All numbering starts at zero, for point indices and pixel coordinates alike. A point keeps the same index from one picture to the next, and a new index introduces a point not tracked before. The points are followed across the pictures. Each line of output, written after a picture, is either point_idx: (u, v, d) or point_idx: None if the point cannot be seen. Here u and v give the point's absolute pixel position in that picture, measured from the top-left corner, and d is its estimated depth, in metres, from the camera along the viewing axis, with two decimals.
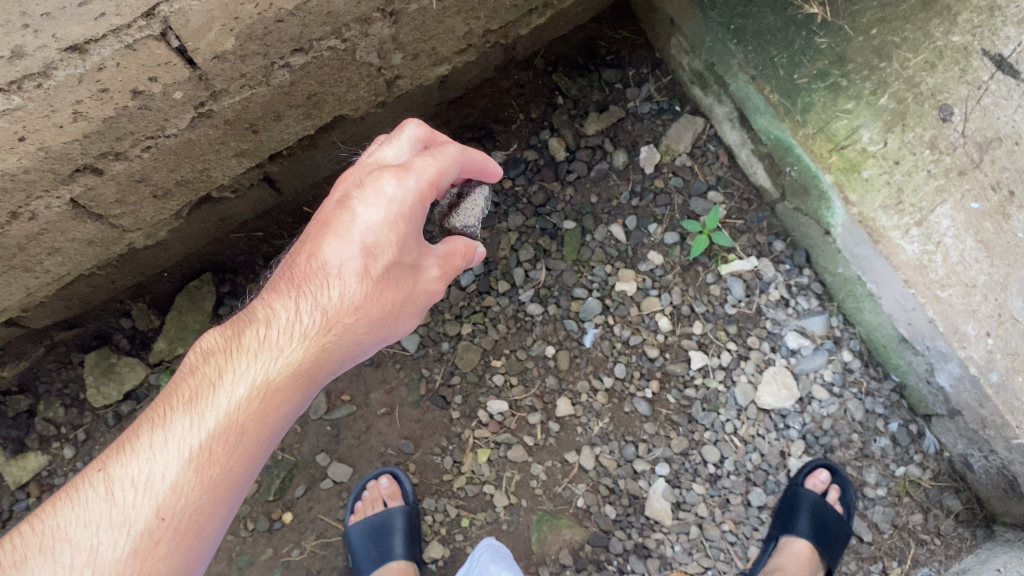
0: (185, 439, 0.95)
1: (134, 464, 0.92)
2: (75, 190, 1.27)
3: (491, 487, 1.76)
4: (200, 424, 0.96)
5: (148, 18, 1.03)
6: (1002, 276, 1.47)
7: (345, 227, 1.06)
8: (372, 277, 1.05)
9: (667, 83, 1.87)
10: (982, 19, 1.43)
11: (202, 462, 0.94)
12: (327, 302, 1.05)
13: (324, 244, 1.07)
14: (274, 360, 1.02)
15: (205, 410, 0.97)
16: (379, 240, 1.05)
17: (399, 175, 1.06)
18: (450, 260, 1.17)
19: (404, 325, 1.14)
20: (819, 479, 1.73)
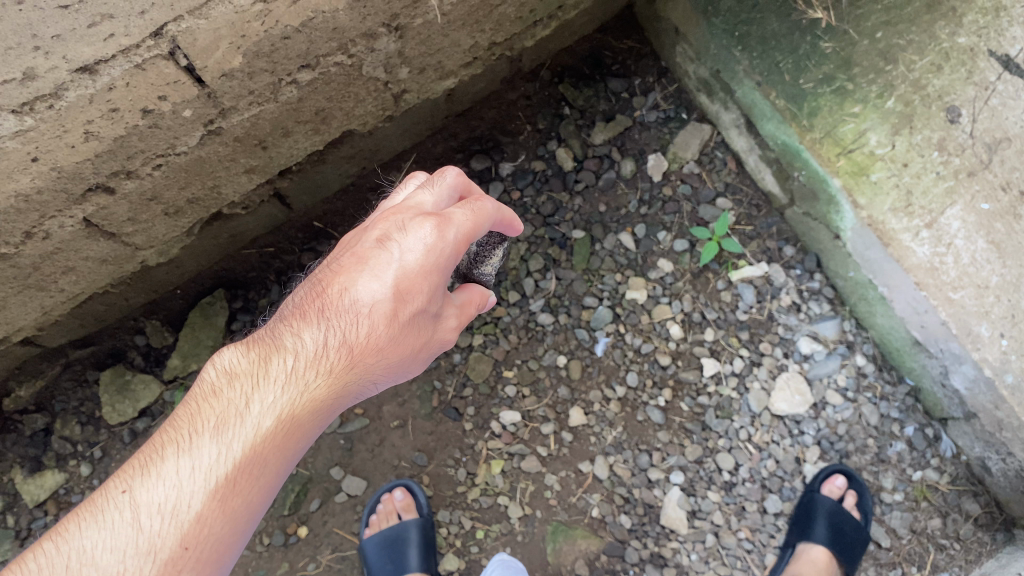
0: (210, 469, 0.95)
1: (161, 490, 0.93)
2: (87, 210, 1.29)
3: (505, 498, 1.76)
4: (226, 455, 0.96)
5: (156, 38, 1.05)
6: (1015, 277, 1.46)
7: (380, 266, 1.06)
8: (399, 321, 1.05)
9: (673, 91, 1.88)
10: (987, 20, 1.43)
11: (224, 493, 0.95)
12: (353, 341, 1.05)
13: (357, 280, 1.06)
14: (297, 395, 1.02)
15: (231, 441, 0.97)
16: (412, 286, 1.05)
17: (440, 226, 1.06)
18: (466, 309, 1.19)
19: (421, 365, 1.15)
20: (836, 485, 1.72)
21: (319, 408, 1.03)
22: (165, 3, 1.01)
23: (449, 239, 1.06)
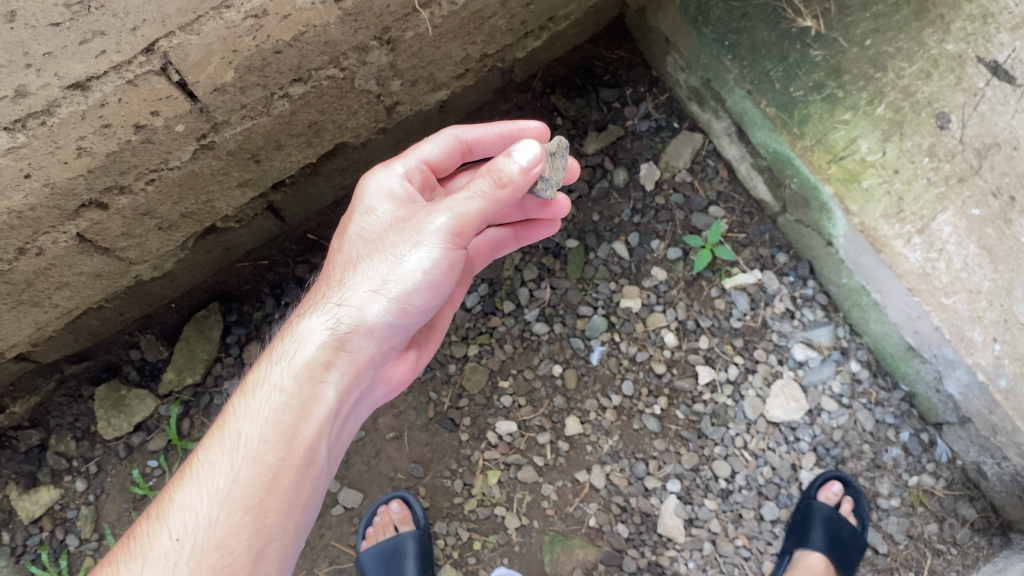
0: (231, 442, 1.07)
1: (194, 476, 1.05)
2: (81, 225, 1.29)
3: (502, 509, 1.76)
4: (243, 427, 1.09)
5: (148, 54, 1.05)
6: (1007, 281, 1.46)
7: (347, 244, 1.23)
8: (372, 258, 1.18)
9: (664, 100, 1.89)
10: (975, 27, 1.45)
11: (213, 436, 1.09)
12: (335, 300, 1.18)
13: (333, 267, 1.23)
14: (282, 341, 1.18)
15: (245, 416, 1.10)
16: (373, 234, 1.21)
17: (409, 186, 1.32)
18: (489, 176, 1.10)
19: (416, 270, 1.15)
20: (832, 492, 1.71)
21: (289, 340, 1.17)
22: (157, 19, 1.02)
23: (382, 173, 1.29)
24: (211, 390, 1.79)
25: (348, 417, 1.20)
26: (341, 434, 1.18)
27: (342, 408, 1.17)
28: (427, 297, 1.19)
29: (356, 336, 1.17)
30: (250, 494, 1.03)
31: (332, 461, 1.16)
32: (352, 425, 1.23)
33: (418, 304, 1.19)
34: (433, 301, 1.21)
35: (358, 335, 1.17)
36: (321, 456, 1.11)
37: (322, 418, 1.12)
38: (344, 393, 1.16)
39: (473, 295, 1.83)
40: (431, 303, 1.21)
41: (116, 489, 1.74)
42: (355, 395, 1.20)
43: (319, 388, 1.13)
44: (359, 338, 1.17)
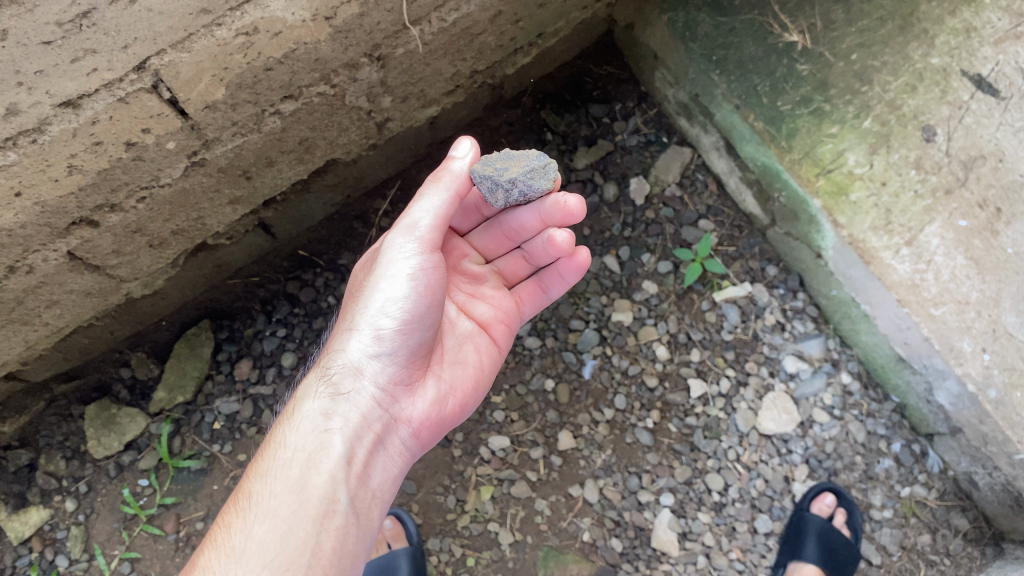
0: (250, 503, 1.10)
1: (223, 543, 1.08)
2: (72, 243, 1.28)
3: (495, 525, 1.75)
4: (259, 489, 1.12)
5: (139, 72, 1.06)
6: (994, 292, 1.48)
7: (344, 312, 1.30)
8: (352, 309, 1.24)
9: (653, 115, 1.90)
10: (958, 41, 1.49)
11: (233, 504, 1.12)
12: (329, 357, 1.23)
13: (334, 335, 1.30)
14: (291, 404, 1.23)
15: (261, 478, 1.13)
16: (356, 291, 1.26)
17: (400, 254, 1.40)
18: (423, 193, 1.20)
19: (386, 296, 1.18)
20: (825, 504, 1.70)
21: (294, 400, 1.22)
22: (147, 37, 1.02)
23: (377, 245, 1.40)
24: (202, 407, 1.78)
25: (369, 462, 1.18)
26: (362, 479, 1.15)
27: (353, 451, 1.15)
28: (409, 321, 1.18)
29: (347, 376, 1.19)
30: (266, 547, 1.03)
31: (355, 505, 1.13)
32: (380, 474, 1.19)
33: (404, 330, 1.19)
34: (423, 325, 1.20)
35: (349, 374, 1.20)
36: (336, 499, 1.10)
37: (327, 460, 1.12)
38: (351, 435, 1.16)
39: None
40: (422, 328, 1.20)
41: (102, 517, 1.73)
42: (368, 437, 1.18)
43: (319, 434, 1.15)
44: (352, 377, 1.19)
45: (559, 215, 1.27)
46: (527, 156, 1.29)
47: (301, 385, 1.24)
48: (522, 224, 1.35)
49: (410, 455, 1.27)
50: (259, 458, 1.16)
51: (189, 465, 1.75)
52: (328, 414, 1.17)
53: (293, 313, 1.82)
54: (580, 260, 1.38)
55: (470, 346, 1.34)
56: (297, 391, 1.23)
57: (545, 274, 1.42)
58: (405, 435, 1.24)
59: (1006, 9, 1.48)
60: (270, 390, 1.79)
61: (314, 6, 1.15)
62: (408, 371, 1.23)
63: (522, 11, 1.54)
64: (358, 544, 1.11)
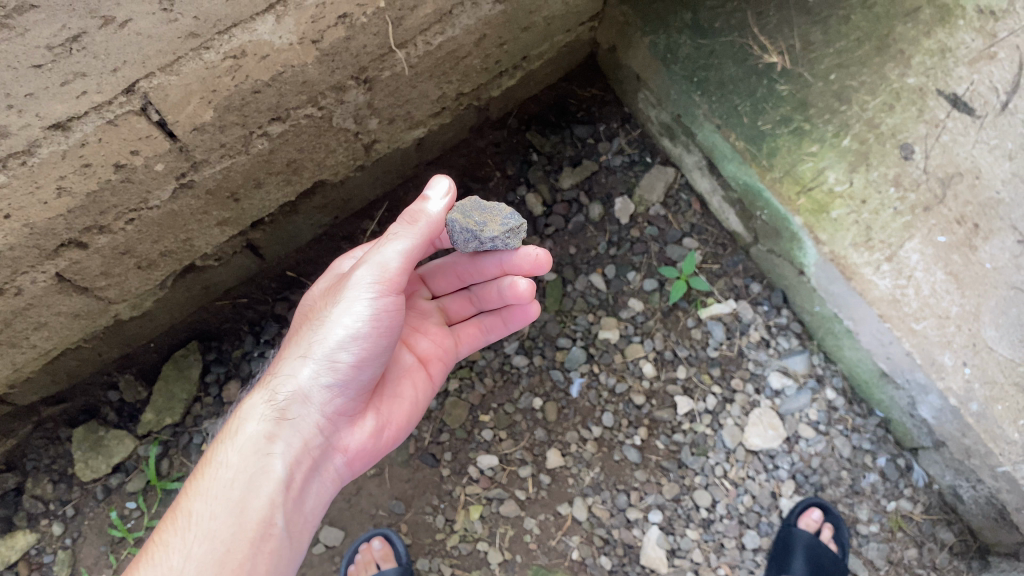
0: (187, 513, 1.13)
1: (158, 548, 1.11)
2: (60, 265, 1.29)
3: (484, 544, 1.75)
4: (195, 498, 1.14)
5: (128, 94, 1.08)
6: (974, 306, 1.51)
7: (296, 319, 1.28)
8: (303, 329, 1.23)
9: (637, 136, 1.93)
10: (934, 61, 1.53)
11: (171, 516, 1.14)
12: (276, 373, 1.22)
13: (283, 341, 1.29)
14: (234, 419, 1.23)
15: (196, 489, 1.15)
16: (314, 309, 1.25)
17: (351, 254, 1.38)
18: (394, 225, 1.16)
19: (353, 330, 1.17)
20: (812, 519, 1.72)
21: (241, 414, 1.22)
22: (136, 61, 1.04)
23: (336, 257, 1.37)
24: (191, 429, 1.79)
25: (304, 487, 1.21)
26: (296, 502, 1.20)
27: (292, 476, 1.19)
28: (363, 359, 1.18)
29: (295, 404, 1.20)
30: (202, 573, 1.06)
31: (288, 529, 1.17)
32: (313, 498, 1.23)
33: (357, 367, 1.19)
34: (375, 361, 1.20)
35: (297, 402, 1.20)
36: (273, 524, 1.15)
37: (267, 486, 1.15)
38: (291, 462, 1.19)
39: None
40: (374, 365, 1.21)
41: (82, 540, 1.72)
42: (306, 464, 1.21)
43: (261, 458, 1.17)
44: (300, 405, 1.20)
45: (523, 266, 1.29)
46: (500, 210, 1.29)
47: (250, 399, 1.23)
48: (480, 270, 1.38)
49: (339, 478, 1.31)
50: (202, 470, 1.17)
51: (178, 487, 1.75)
52: (271, 438, 1.18)
53: (281, 334, 1.82)
54: (529, 312, 1.46)
55: (408, 380, 1.38)
56: (245, 405, 1.23)
57: (489, 317, 1.48)
58: (340, 462, 1.28)
59: (979, 30, 1.51)
60: None
61: (301, 30, 1.17)
62: (353, 402, 1.25)
63: (507, 34, 1.56)
64: (287, 564, 1.17)
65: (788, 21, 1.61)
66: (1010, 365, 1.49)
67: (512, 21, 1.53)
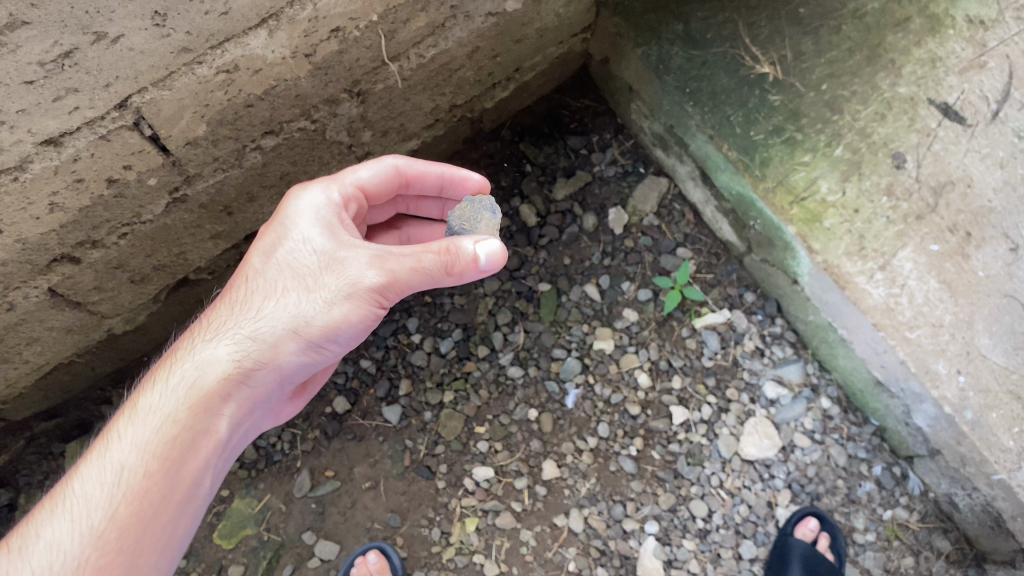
0: (124, 455, 1.05)
1: (84, 487, 1.03)
2: (52, 279, 1.29)
3: (481, 556, 1.74)
4: (133, 439, 1.06)
5: (121, 109, 1.07)
6: (967, 314, 1.51)
7: (265, 250, 1.17)
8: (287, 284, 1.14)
9: (630, 146, 1.94)
10: (925, 71, 1.54)
11: (93, 461, 1.06)
12: (245, 325, 1.14)
13: (246, 272, 1.17)
14: (174, 364, 1.14)
15: (134, 429, 1.07)
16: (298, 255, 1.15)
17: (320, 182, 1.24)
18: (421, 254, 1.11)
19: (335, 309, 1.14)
20: (808, 528, 1.72)
21: (191, 361, 1.13)
22: (129, 75, 1.04)
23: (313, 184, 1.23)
24: None
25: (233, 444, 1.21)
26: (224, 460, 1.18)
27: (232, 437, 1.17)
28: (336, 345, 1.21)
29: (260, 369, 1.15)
30: (140, 530, 1.02)
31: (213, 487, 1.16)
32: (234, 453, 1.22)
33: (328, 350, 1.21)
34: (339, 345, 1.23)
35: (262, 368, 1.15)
36: (206, 483, 1.12)
37: (212, 446, 1.10)
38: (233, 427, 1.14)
39: (447, 341, 1.85)
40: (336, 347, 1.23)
41: None
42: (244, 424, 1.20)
43: (212, 416, 1.11)
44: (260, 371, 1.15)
45: None
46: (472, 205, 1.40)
47: (201, 344, 1.14)
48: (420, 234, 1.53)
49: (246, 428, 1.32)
50: (138, 414, 1.08)
51: None
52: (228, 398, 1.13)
53: None
54: None
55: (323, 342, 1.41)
56: (196, 351, 1.14)
57: None
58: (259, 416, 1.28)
59: (969, 39, 1.53)
60: None
61: (294, 44, 1.17)
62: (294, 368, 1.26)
63: (500, 46, 1.57)
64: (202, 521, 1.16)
65: (779, 32, 1.62)
66: (1004, 373, 1.49)
67: (504, 34, 1.53)
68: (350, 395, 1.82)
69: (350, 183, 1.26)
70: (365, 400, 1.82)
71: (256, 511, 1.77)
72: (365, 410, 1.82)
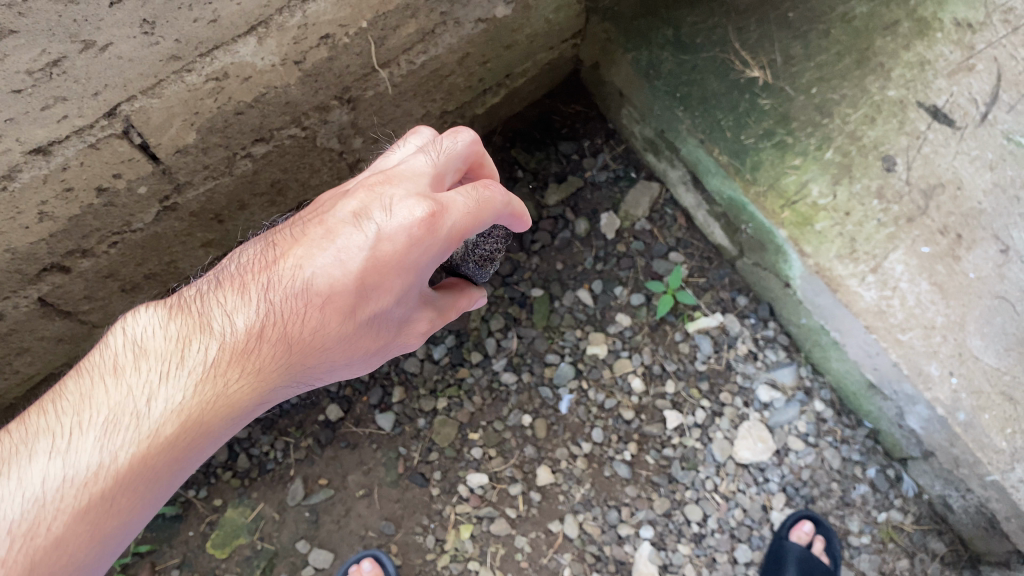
0: (147, 445, 0.94)
1: (89, 461, 0.92)
2: (42, 289, 1.29)
3: (475, 563, 1.74)
4: (162, 429, 0.96)
5: (110, 118, 1.07)
6: (958, 316, 1.51)
7: (348, 244, 1.00)
8: (355, 316, 1.02)
9: (622, 151, 1.94)
10: (914, 73, 1.54)
11: (119, 432, 0.94)
12: (299, 337, 1.02)
13: (318, 255, 1.01)
14: (219, 345, 1.01)
15: (166, 418, 0.96)
16: (381, 275, 1.00)
17: (439, 208, 0.99)
18: (444, 314, 1.18)
19: (361, 362, 1.12)
20: (803, 531, 1.72)
21: (251, 395, 1.01)
22: (118, 84, 1.03)
23: (444, 244, 1.00)
24: None
25: None
26: None
27: None
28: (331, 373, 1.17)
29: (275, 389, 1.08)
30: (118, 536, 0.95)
31: None
32: None
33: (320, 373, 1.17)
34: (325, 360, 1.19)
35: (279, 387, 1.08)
36: None
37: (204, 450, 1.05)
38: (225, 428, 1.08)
39: (441, 347, 1.84)
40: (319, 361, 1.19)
41: None
42: None
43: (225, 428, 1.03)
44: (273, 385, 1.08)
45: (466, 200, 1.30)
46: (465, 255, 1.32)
47: (264, 375, 1.02)
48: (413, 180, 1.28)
49: None
50: (186, 444, 0.97)
51: (164, 511, 1.75)
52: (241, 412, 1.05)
53: None
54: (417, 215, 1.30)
55: None
56: (260, 383, 1.02)
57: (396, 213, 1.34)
58: None
59: (957, 42, 1.51)
60: (245, 434, 1.80)
61: (283, 51, 1.17)
62: None
63: (490, 52, 1.56)
64: None
65: (768, 36, 1.62)
66: (996, 373, 1.49)
67: (494, 40, 1.53)
68: (343, 402, 1.82)
69: (462, 221, 1.01)
70: (358, 407, 1.82)
71: (249, 520, 1.77)
72: (359, 417, 1.82)
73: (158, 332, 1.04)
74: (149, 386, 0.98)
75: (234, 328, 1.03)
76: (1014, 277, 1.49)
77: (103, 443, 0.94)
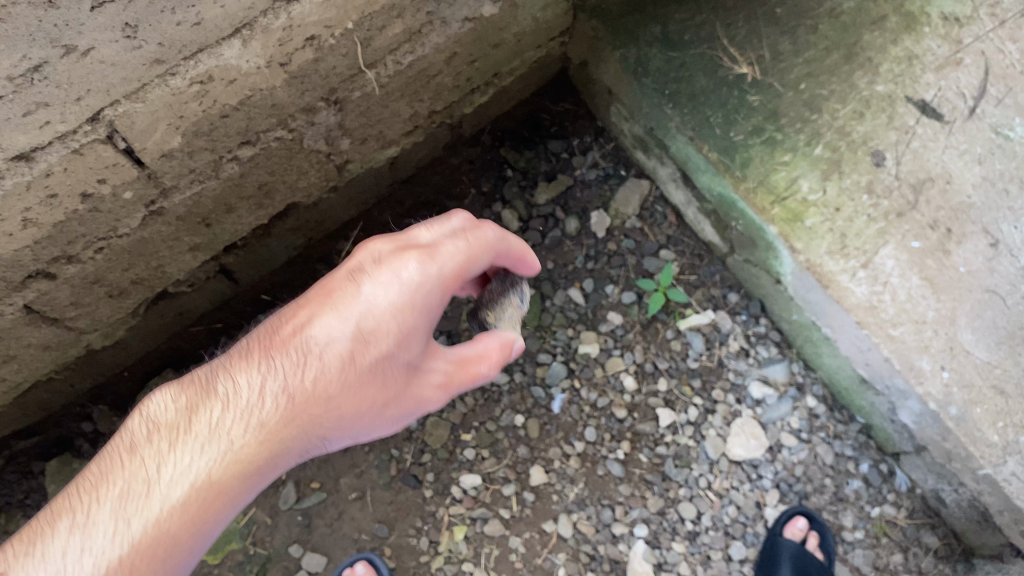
0: (159, 506, 1.02)
1: (104, 531, 1.00)
2: (28, 296, 1.27)
3: (470, 565, 1.73)
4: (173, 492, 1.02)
5: (93, 123, 1.06)
6: (950, 310, 1.51)
7: (347, 303, 1.11)
8: (360, 366, 1.09)
9: (611, 149, 1.93)
10: (902, 68, 1.56)
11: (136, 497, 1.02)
12: (307, 391, 1.09)
13: (321, 318, 1.11)
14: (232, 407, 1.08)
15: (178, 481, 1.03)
16: (376, 325, 1.10)
17: (423, 260, 1.12)
18: (467, 365, 1.20)
19: (376, 429, 1.18)
20: (797, 528, 1.72)
21: (273, 455, 1.08)
22: (101, 89, 1.02)
23: (436, 290, 1.12)
24: None
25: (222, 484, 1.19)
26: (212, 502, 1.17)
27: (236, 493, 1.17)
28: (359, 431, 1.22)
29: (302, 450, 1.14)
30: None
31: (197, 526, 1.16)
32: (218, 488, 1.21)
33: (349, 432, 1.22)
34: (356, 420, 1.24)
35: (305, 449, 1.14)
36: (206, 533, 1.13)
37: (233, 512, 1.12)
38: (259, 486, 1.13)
39: None
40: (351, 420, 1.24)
41: None
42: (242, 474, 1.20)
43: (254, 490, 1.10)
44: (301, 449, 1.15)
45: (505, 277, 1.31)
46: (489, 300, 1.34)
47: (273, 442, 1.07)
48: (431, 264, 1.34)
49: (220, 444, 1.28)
50: (200, 510, 1.03)
51: None
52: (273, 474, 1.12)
53: None
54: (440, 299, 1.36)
55: None
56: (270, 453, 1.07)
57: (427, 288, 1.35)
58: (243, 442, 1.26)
59: (944, 36, 1.55)
60: None
61: (269, 53, 1.16)
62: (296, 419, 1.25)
63: (477, 51, 1.56)
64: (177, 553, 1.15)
65: (756, 32, 1.63)
66: (987, 367, 1.50)
67: (482, 39, 1.52)
68: None
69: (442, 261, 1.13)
70: None
71: (241, 525, 1.76)
72: None
73: (167, 408, 1.09)
74: (159, 455, 1.05)
75: (249, 399, 1.08)
76: (1003, 272, 1.51)
77: (120, 521, 1.01)
